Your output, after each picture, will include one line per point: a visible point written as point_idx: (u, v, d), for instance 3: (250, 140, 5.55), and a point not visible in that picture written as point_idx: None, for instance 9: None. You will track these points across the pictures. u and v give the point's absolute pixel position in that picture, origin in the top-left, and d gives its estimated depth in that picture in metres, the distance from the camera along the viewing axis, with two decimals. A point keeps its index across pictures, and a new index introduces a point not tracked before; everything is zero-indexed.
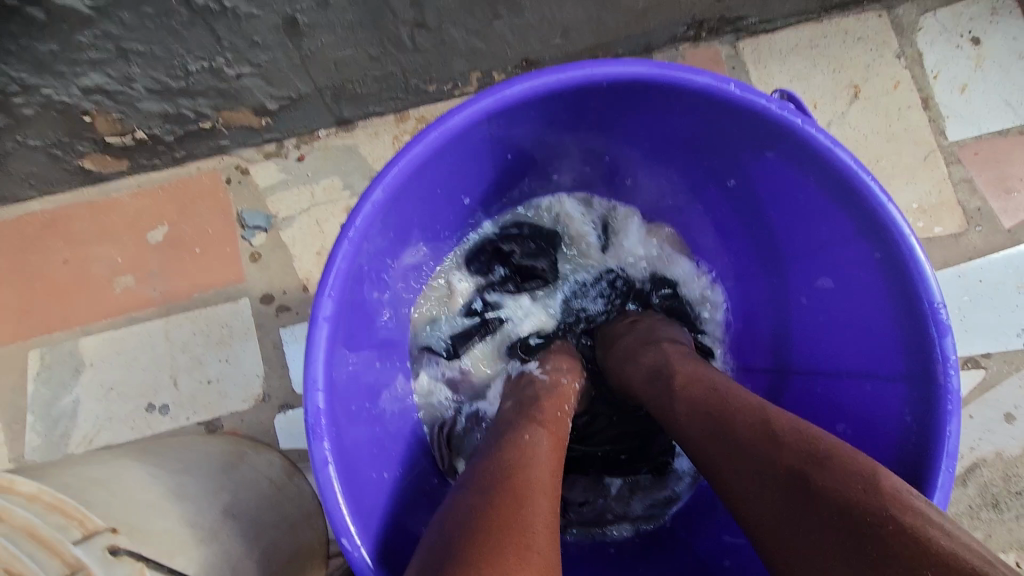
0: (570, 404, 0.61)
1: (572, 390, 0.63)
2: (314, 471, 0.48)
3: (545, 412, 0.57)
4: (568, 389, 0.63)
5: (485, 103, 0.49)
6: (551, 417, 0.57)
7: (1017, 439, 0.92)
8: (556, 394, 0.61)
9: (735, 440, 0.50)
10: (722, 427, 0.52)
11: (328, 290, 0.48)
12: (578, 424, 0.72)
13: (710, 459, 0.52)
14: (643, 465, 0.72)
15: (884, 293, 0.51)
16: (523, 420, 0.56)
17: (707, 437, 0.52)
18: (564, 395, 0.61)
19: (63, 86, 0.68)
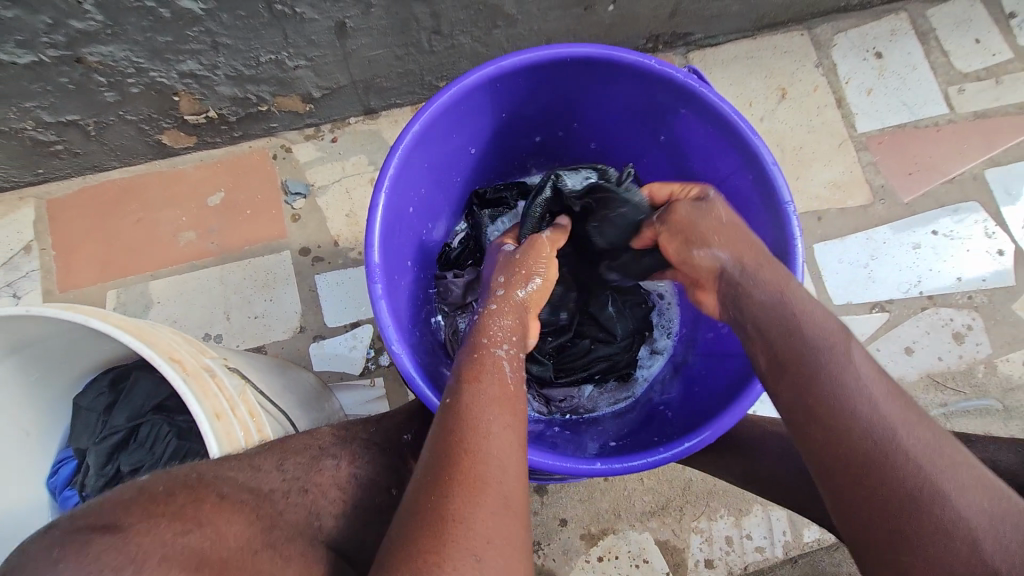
0: (496, 343, 0.62)
1: (507, 324, 0.65)
2: (370, 306, 0.64)
3: (468, 366, 0.59)
4: (489, 326, 0.64)
5: (490, 69, 0.70)
6: (471, 367, 0.58)
7: (914, 367, 1.14)
8: (474, 344, 0.62)
9: (841, 370, 0.53)
10: (822, 355, 0.54)
11: (384, 184, 0.67)
12: (563, 339, 0.91)
13: (866, 424, 0.50)
14: (610, 374, 0.90)
15: (759, 205, 0.71)
16: (452, 381, 0.58)
17: (796, 361, 0.55)
18: (483, 332, 0.63)
19: (166, 70, 0.90)
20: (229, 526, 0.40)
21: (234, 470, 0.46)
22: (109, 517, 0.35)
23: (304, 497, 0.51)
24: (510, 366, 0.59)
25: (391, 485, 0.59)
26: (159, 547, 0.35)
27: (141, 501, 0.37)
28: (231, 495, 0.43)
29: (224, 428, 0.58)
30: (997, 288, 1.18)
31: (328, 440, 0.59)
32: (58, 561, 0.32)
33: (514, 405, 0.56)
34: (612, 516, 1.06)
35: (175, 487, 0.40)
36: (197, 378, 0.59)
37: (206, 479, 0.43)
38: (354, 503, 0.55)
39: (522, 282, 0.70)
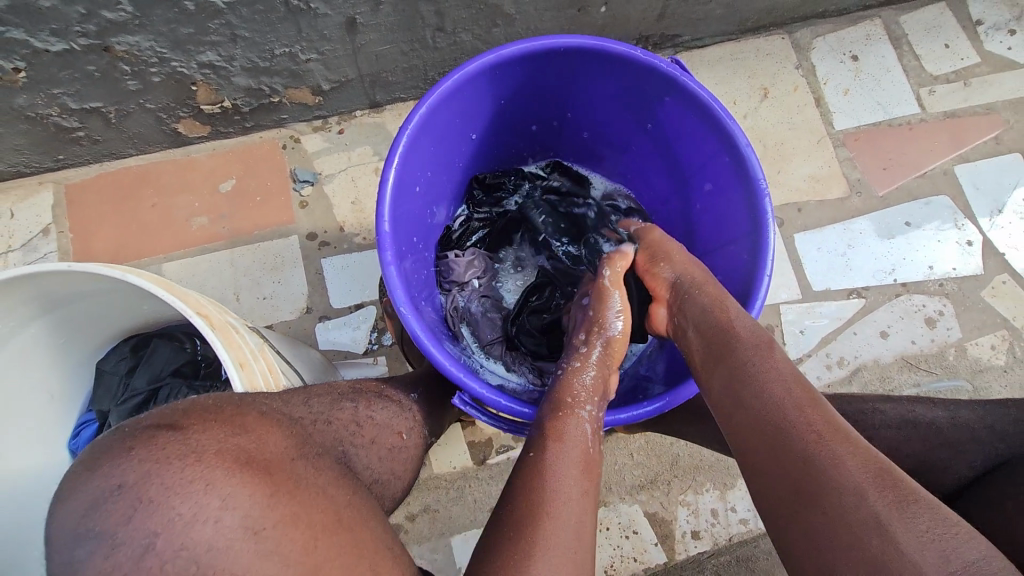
0: (584, 402, 0.69)
1: (591, 380, 0.72)
2: (381, 270, 0.69)
3: (550, 421, 0.66)
4: (572, 382, 0.71)
5: (490, 57, 0.75)
6: (554, 424, 0.66)
7: (889, 349, 1.21)
8: (557, 402, 0.69)
9: (756, 365, 0.64)
10: (755, 362, 0.64)
11: (393, 161, 0.73)
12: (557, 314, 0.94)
13: (785, 416, 0.59)
14: None
15: (736, 183, 0.77)
16: (538, 436, 0.65)
17: (732, 365, 0.65)
18: (566, 388, 0.70)
19: (187, 61, 0.99)
20: (269, 435, 0.48)
21: (267, 401, 0.53)
22: (171, 418, 0.45)
23: (330, 426, 0.57)
24: (589, 425, 0.67)
25: (402, 430, 0.67)
26: (215, 443, 0.44)
27: (195, 411, 0.46)
28: (270, 414, 0.51)
29: (248, 376, 0.62)
30: (967, 276, 1.25)
31: (345, 388, 0.66)
32: (132, 447, 0.42)
33: (589, 467, 0.63)
34: (604, 490, 1.11)
35: (223, 403, 0.48)
36: (223, 332, 0.64)
37: (247, 402, 0.51)
38: (371, 437, 0.62)
39: (602, 337, 0.77)
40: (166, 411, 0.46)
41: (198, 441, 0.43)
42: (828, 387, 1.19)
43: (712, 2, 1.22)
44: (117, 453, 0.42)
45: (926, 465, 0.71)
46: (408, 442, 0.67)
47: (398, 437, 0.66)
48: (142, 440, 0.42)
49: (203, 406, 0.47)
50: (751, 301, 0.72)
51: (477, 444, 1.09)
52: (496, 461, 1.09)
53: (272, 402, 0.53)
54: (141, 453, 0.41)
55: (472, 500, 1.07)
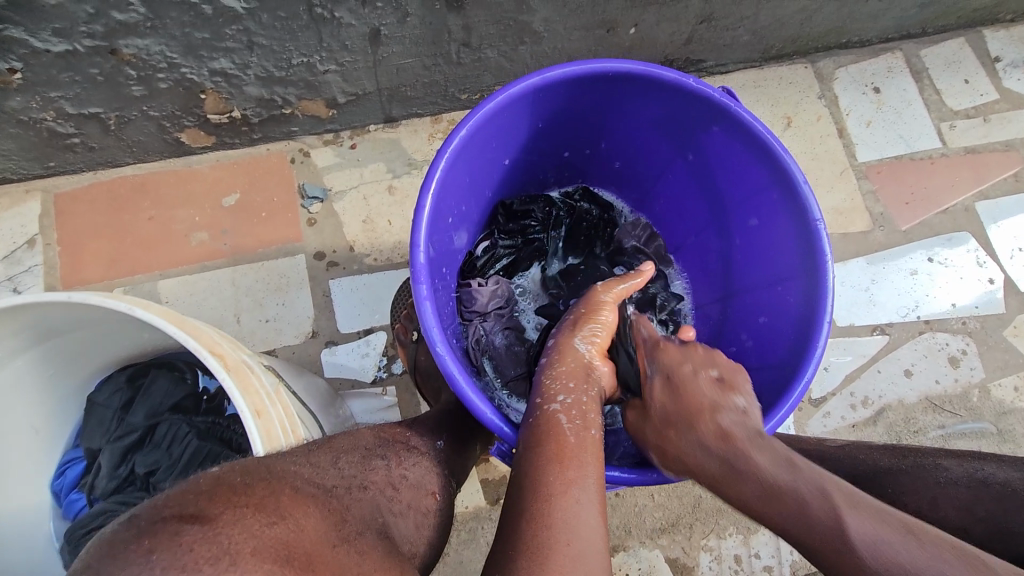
0: (556, 400, 0.66)
1: (561, 372, 0.69)
2: (417, 305, 0.64)
3: (525, 428, 0.64)
4: (542, 380, 0.69)
5: (534, 79, 0.70)
6: (527, 430, 0.64)
7: (914, 389, 1.18)
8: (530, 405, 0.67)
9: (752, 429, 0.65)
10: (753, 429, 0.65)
11: (430, 186, 0.67)
12: None
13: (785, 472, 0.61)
14: None
15: (787, 220, 0.73)
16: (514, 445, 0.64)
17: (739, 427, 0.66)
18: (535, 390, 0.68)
19: (198, 67, 0.93)
20: (307, 518, 0.43)
21: (295, 465, 0.49)
22: (195, 505, 0.39)
23: (365, 493, 0.54)
24: (566, 417, 0.64)
25: (435, 489, 0.63)
26: (249, 540, 0.38)
27: (224, 492, 0.40)
28: (303, 490, 0.46)
29: (264, 425, 0.56)
30: (989, 314, 1.22)
31: (372, 441, 0.62)
32: (152, 549, 0.35)
33: (576, 459, 0.61)
34: (623, 533, 1.05)
35: (253, 481, 0.43)
36: (239, 375, 0.58)
37: (278, 474, 0.46)
38: (407, 502, 0.58)
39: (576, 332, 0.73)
40: (186, 493, 0.40)
41: (230, 538, 0.37)
42: (851, 427, 1.15)
43: (740, 28, 1.19)
44: (133, 557, 0.35)
45: None
46: (442, 504, 0.63)
47: (432, 498, 0.62)
48: (168, 542, 0.35)
49: (231, 485, 0.42)
50: (810, 343, 0.67)
51: (491, 483, 1.03)
52: None
53: (302, 467, 0.49)
54: (165, 559, 0.35)
55: (485, 542, 1.00)
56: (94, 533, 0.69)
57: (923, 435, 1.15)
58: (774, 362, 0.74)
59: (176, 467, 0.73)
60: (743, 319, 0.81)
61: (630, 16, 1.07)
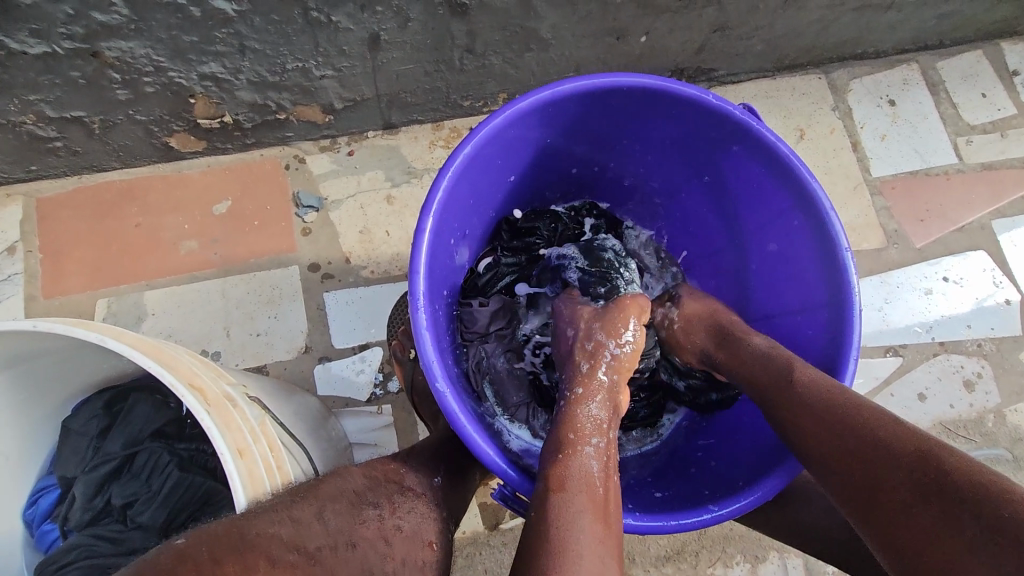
0: (590, 443, 0.60)
1: (593, 410, 0.64)
2: (416, 335, 0.60)
3: (551, 469, 0.58)
4: (575, 416, 0.63)
5: (543, 93, 0.66)
6: (554, 471, 0.58)
7: (927, 413, 1.14)
8: (558, 442, 0.61)
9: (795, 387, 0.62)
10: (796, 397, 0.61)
11: (431, 208, 0.63)
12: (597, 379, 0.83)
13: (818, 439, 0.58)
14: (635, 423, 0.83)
15: (811, 247, 0.69)
16: (540, 487, 0.57)
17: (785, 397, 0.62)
18: (567, 425, 0.62)
19: (186, 71, 0.90)
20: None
21: (274, 526, 0.47)
22: None
23: (353, 552, 0.50)
24: (599, 462, 0.59)
25: (433, 538, 0.58)
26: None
27: (187, 572, 0.40)
28: (280, 560, 0.45)
29: (247, 467, 0.52)
30: (1006, 336, 1.19)
31: (363, 484, 0.58)
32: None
33: (606, 510, 0.55)
34: (626, 561, 1.01)
35: (220, 557, 0.42)
36: (220, 411, 0.54)
37: (252, 541, 0.44)
38: (401, 558, 0.54)
39: (608, 360, 0.69)
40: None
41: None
42: None
43: (754, 37, 1.15)
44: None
45: None
46: (441, 556, 0.58)
47: (429, 549, 0.57)
48: None
49: (196, 564, 0.41)
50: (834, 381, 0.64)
51: (490, 509, 0.98)
52: (511, 526, 0.97)
53: (282, 528, 0.47)
54: None
55: (483, 570, 0.96)
56: (64, 569, 0.64)
57: None
58: None
59: (155, 499, 0.69)
60: None
61: (641, 24, 1.03)
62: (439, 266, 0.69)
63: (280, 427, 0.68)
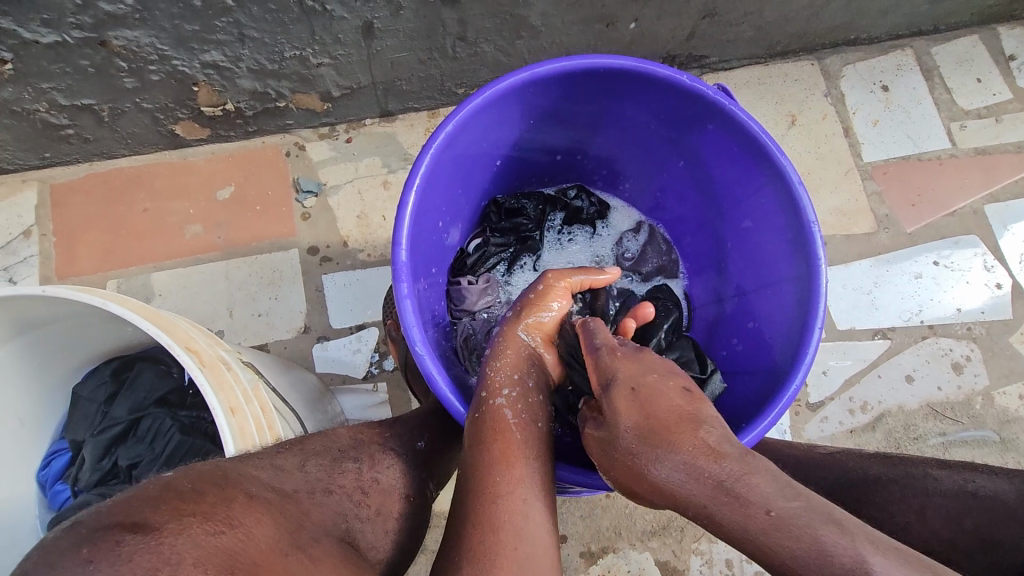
0: (499, 393, 0.63)
1: (504, 362, 0.66)
2: (398, 304, 0.63)
3: (470, 429, 0.60)
4: (487, 371, 0.66)
5: (523, 74, 0.69)
6: (473, 431, 0.60)
7: (914, 396, 1.15)
8: (471, 400, 0.63)
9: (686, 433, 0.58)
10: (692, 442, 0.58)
11: (413, 183, 0.66)
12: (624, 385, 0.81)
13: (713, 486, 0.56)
14: None
15: (783, 223, 0.71)
16: (460, 448, 0.60)
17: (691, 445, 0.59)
18: (479, 380, 0.65)
19: (189, 59, 0.94)
20: (257, 525, 0.44)
21: (256, 468, 0.51)
22: (139, 514, 0.39)
23: (329, 497, 0.55)
24: (512, 413, 0.62)
25: (410, 493, 0.64)
26: (192, 550, 0.38)
27: (171, 499, 0.41)
28: (257, 496, 0.47)
29: (238, 422, 0.56)
30: (995, 320, 1.19)
31: (347, 443, 0.62)
32: (91, 557, 0.35)
33: (523, 458, 0.59)
34: (613, 535, 1.04)
35: (202, 489, 0.44)
36: (214, 372, 0.58)
37: (233, 479, 0.48)
38: (374, 508, 0.59)
39: (521, 319, 0.70)
40: (133, 502, 0.40)
41: (173, 548, 0.37)
42: (850, 432, 1.13)
43: (744, 23, 1.17)
44: (72, 566, 0.35)
45: (990, 546, 0.63)
46: (414, 507, 0.63)
47: (403, 502, 0.63)
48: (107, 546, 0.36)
49: (177, 495, 0.42)
50: (799, 355, 0.66)
51: None
52: None
53: (263, 471, 0.51)
54: (103, 566, 0.35)
55: None
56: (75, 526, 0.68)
57: (923, 443, 1.13)
58: (766, 370, 0.73)
59: (157, 461, 0.73)
60: (735, 321, 0.81)
61: (630, 11, 1.05)
62: (421, 241, 0.72)
63: (274, 393, 0.72)
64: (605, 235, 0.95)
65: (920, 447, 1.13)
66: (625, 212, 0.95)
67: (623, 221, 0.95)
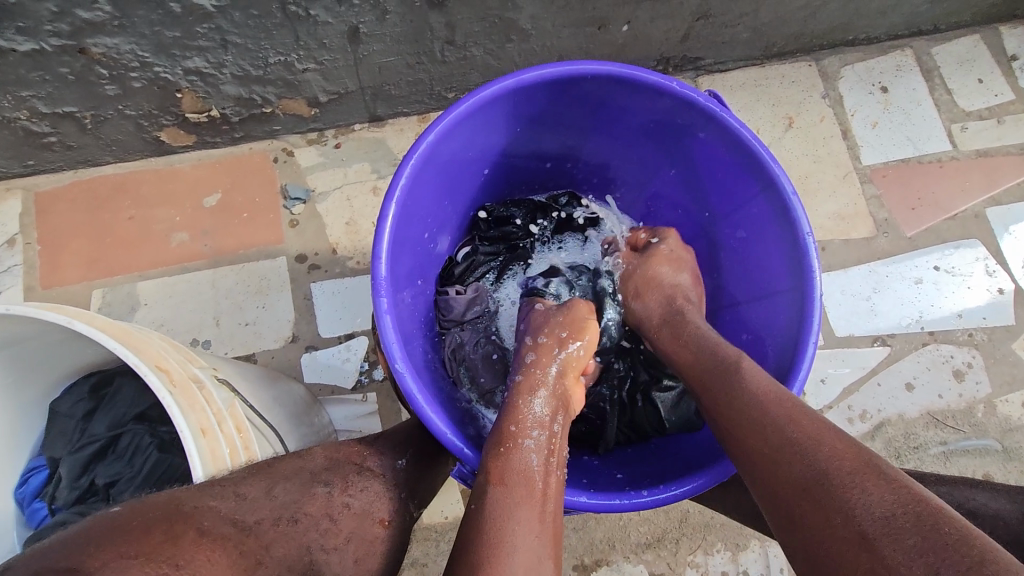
0: (531, 434, 0.61)
1: (536, 401, 0.65)
2: (377, 319, 0.61)
3: (493, 461, 0.58)
4: (519, 408, 0.64)
5: (507, 82, 0.67)
6: (497, 464, 0.58)
7: (914, 404, 1.13)
8: (500, 435, 0.61)
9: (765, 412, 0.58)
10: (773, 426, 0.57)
11: (394, 195, 0.64)
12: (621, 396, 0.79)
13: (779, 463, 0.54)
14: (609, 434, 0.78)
15: (776, 234, 0.69)
16: (478, 482, 0.57)
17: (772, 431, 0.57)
18: (510, 417, 0.63)
19: (171, 66, 0.92)
20: (208, 564, 0.43)
21: (215, 499, 0.49)
22: (77, 560, 0.38)
23: (294, 527, 0.53)
24: (539, 457, 0.60)
25: (387, 518, 0.61)
26: None
27: (115, 541, 0.40)
28: (212, 530, 0.46)
29: (209, 445, 0.55)
30: (998, 326, 1.17)
31: (321, 464, 0.60)
32: None
33: (544, 506, 0.56)
34: (606, 547, 1.02)
35: (151, 525, 0.43)
36: (185, 392, 0.57)
37: (188, 513, 0.46)
38: (345, 535, 0.57)
39: (557, 350, 0.71)
40: (75, 545, 0.39)
41: None
42: None
43: (739, 25, 1.15)
44: None
45: None
46: (392, 532, 0.61)
47: (381, 527, 0.60)
48: None
49: (124, 533, 0.41)
50: (791, 371, 0.64)
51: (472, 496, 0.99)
52: None
53: (221, 502, 0.50)
54: None
55: None
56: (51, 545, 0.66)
57: (923, 452, 1.10)
58: None
59: (137, 479, 0.71)
60: (726, 332, 0.79)
61: (623, 13, 1.03)
62: (403, 253, 0.71)
63: (251, 410, 0.70)
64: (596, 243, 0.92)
65: (920, 457, 1.10)
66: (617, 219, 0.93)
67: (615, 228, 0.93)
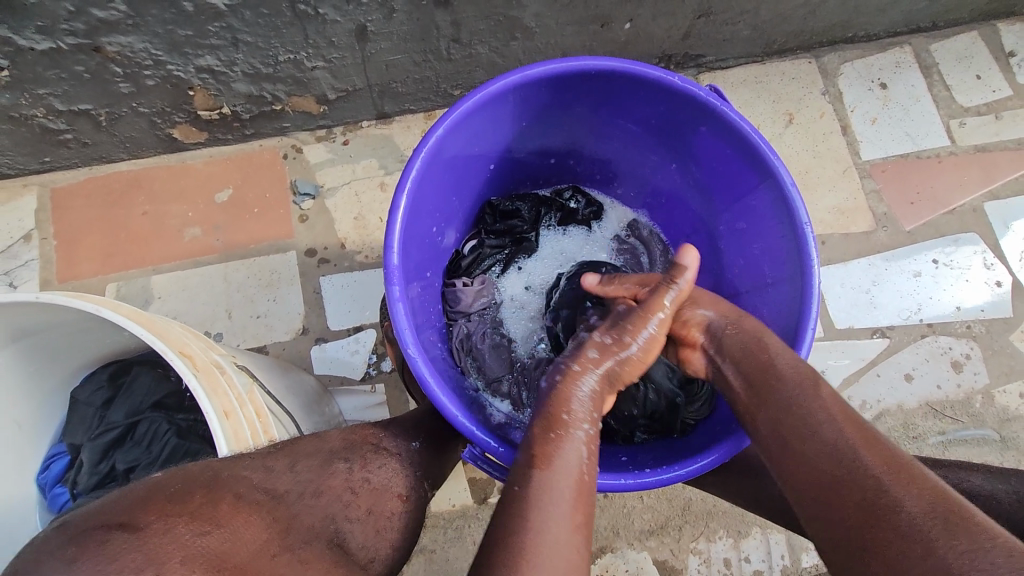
0: (586, 428, 0.61)
1: (588, 395, 0.64)
2: (389, 307, 0.63)
3: (542, 445, 0.59)
4: (569, 396, 0.63)
5: (514, 77, 0.69)
6: (546, 449, 0.58)
7: (913, 394, 1.15)
8: (550, 420, 0.61)
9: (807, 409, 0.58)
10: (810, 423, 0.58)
11: (404, 187, 0.66)
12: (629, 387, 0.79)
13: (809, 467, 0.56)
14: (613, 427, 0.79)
15: (776, 224, 0.71)
16: (523, 464, 0.57)
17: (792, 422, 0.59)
18: (561, 403, 0.63)
19: (184, 64, 0.95)
20: (245, 527, 0.46)
21: (248, 470, 0.52)
22: (125, 516, 0.40)
23: (319, 499, 0.56)
24: (586, 451, 0.59)
25: (403, 493, 0.64)
26: (179, 551, 0.40)
27: (159, 502, 0.42)
28: (246, 497, 0.49)
29: (232, 426, 0.57)
30: (996, 318, 1.19)
31: (339, 444, 0.63)
32: (76, 557, 0.36)
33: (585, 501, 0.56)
34: (611, 534, 1.04)
35: (192, 489, 0.45)
36: (208, 376, 0.59)
37: (222, 479, 0.48)
38: (366, 508, 0.59)
39: (635, 339, 0.69)
40: (121, 505, 0.41)
41: (160, 549, 0.39)
42: None
43: (740, 22, 1.17)
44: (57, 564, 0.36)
45: None
46: (409, 507, 0.64)
47: (397, 501, 0.63)
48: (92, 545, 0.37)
49: (166, 494, 0.44)
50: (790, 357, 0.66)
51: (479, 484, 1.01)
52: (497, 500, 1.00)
53: (254, 472, 0.52)
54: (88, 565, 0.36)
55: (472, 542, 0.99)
56: None
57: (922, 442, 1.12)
58: None
59: (156, 464, 0.74)
60: None
61: (625, 11, 1.05)
62: (414, 244, 0.73)
63: (268, 396, 0.73)
64: (599, 235, 0.95)
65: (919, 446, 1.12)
66: (620, 211, 0.95)
67: (617, 221, 0.95)
